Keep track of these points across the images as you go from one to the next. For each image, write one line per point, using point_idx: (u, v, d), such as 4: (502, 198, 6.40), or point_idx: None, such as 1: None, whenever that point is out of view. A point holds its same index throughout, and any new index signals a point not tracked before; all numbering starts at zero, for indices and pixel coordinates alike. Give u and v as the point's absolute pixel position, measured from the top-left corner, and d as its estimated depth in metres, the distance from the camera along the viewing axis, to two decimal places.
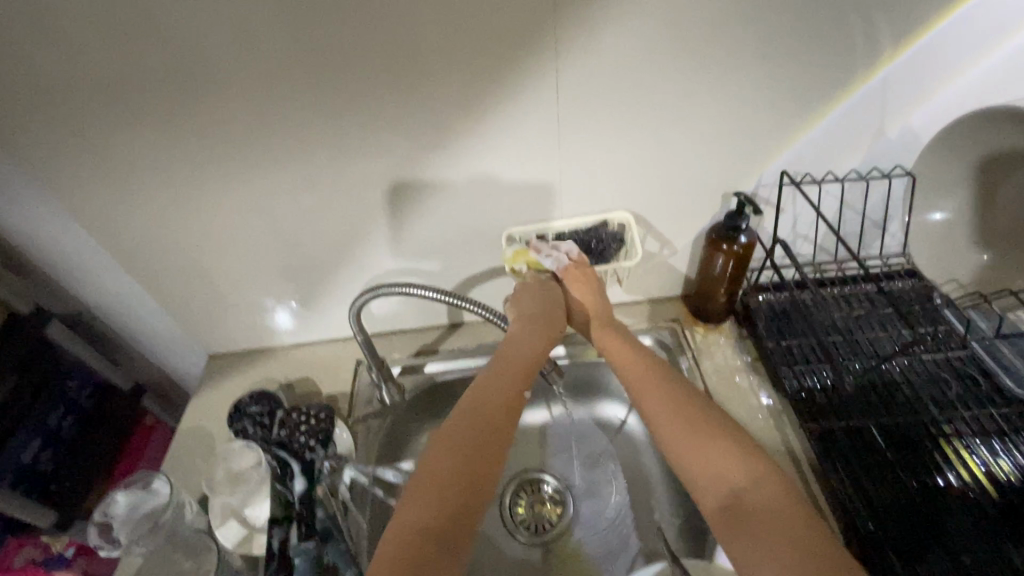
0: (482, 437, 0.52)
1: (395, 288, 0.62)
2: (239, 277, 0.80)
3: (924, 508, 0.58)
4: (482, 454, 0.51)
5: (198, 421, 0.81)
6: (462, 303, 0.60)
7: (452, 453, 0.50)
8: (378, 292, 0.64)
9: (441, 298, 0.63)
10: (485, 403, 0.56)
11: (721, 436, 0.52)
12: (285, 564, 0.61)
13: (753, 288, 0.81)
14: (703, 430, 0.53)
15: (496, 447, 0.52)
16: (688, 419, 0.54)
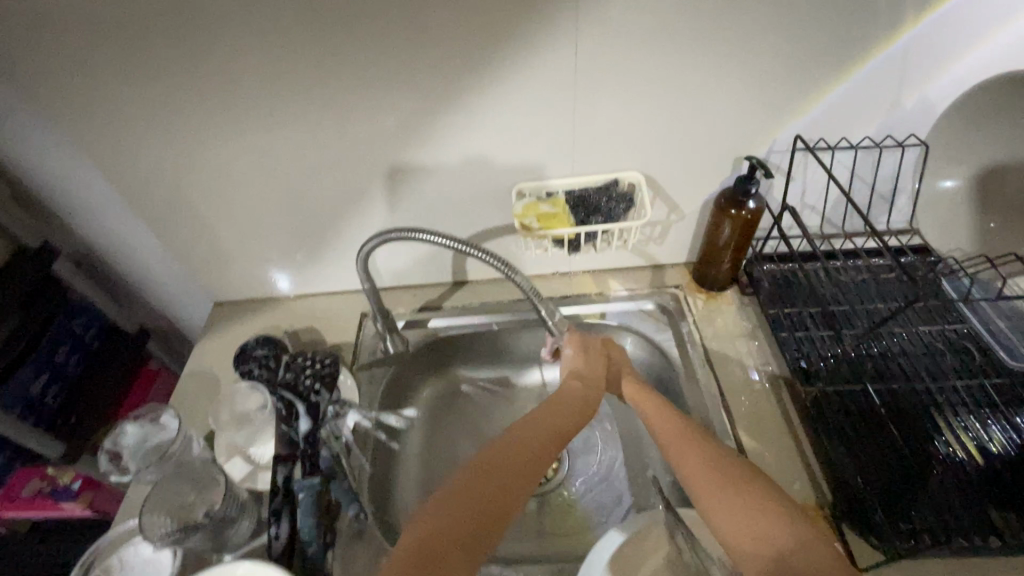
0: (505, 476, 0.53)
1: (401, 233, 0.62)
2: (247, 224, 0.80)
3: (912, 472, 0.60)
4: (502, 498, 0.51)
5: (203, 365, 0.82)
6: (472, 249, 0.60)
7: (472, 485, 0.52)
8: (386, 238, 0.64)
9: (450, 245, 0.62)
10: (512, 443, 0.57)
11: (755, 497, 0.50)
12: (289, 499, 0.62)
13: (758, 257, 0.82)
14: (737, 489, 0.51)
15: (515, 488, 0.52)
16: (722, 476, 0.52)
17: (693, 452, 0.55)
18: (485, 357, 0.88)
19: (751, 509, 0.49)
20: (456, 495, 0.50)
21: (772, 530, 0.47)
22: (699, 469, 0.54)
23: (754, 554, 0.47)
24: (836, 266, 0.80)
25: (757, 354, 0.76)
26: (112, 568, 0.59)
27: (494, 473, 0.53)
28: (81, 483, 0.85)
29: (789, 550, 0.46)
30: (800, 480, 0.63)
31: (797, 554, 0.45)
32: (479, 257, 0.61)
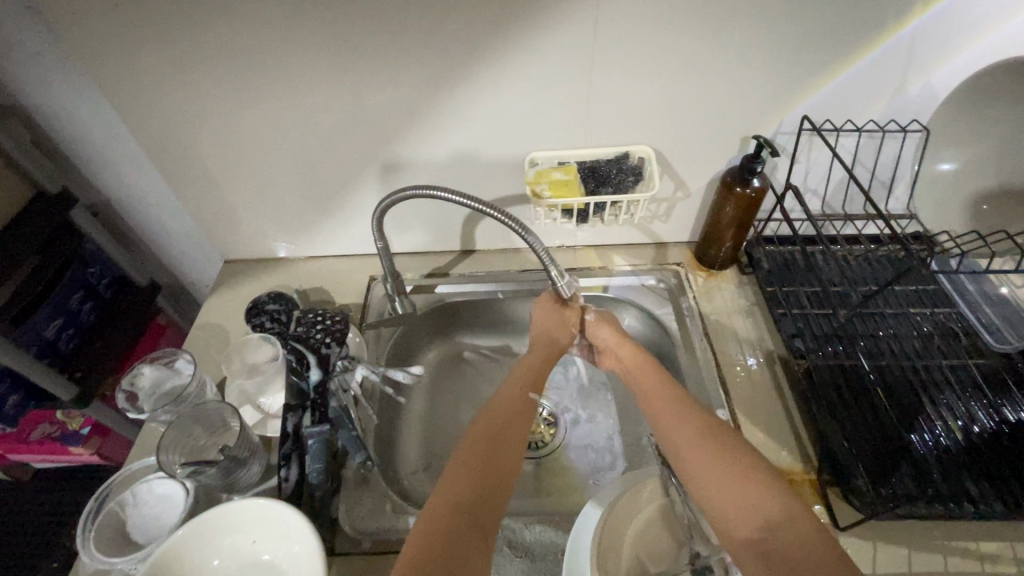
0: (494, 455, 0.54)
1: (419, 191, 0.64)
2: (262, 183, 0.81)
3: (896, 442, 0.63)
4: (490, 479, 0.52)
5: (213, 319, 0.84)
6: (485, 207, 0.62)
7: (464, 465, 0.52)
8: (404, 195, 0.65)
9: (461, 203, 0.63)
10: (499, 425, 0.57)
11: (744, 468, 0.50)
12: (298, 445, 0.65)
13: (758, 239, 0.85)
14: (726, 461, 0.51)
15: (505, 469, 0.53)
16: (710, 447, 0.52)
17: (676, 428, 0.55)
18: (488, 324, 0.91)
19: (738, 478, 0.49)
20: (455, 475, 0.52)
21: (760, 501, 0.47)
22: (684, 443, 0.54)
23: (744, 527, 0.47)
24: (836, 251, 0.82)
25: (753, 330, 0.79)
26: (126, 503, 0.62)
27: (480, 455, 0.53)
28: (89, 430, 0.89)
29: (777, 521, 0.46)
30: (788, 447, 0.67)
31: (785, 525, 0.45)
32: (491, 214, 0.62)
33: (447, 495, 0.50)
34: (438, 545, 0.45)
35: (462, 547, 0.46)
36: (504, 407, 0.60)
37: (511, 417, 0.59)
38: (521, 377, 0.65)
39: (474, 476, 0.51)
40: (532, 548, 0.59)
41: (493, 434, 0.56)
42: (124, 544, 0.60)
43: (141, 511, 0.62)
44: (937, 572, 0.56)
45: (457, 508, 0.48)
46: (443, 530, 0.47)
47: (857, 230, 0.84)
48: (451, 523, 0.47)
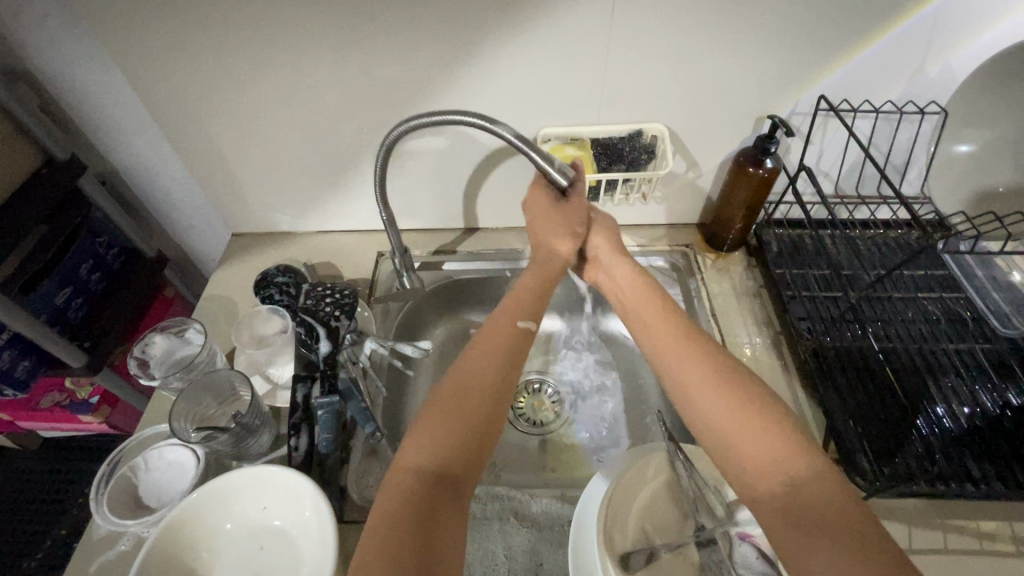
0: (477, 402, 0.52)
1: (402, 126, 0.62)
2: (272, 155, 0.80)
3: (899, 423, 0.64)
4: (471, 428, 0.51)
5: (221, 291, 0.84)
6: (452, 116, 0.60)
7: (447, 415, 0.51)
8: (392, 136, 0.63)
9: (439, 121, 0.61)
10: (485, 365, 0.56)
11: (763, 420, 0.49)
12: (308, 414, 0.66)
13: (768, 222, 0.84)
14: (743, 414, 0.50)
15: (487, 421, 0.52)
16: (730, 397, 0.51)
17: (686, 369, 0.54)
18: (495, 303, 0.91)
19: (754, 430, 0.48)
20: (439, 427, 0.51)
21: (780, 457, 0.47)
22: (699, 390, 0.52)
23: (763, 483, 0.46)
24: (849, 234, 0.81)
25: (761, 311, 0.79)
26: (138, 468, 0.62)
27: (467, 395, 0.53)
28: (99, 399, 0.90)
29: (799, 480, 0.45)
30: None
31: (802, 483, 0.45)
32: (457, 120, 0.60)
33: (427, 447, 0.49)
34: (423, 503, 0.46)
35: (447, 501, 0.47)
36: (495, 338, 0.58)
37: (504, 348, 0.57)
38: (514, 299, 0.64)
39: (466, 422, 0.51)
40: (539, 518, 0.60)
41: (481, 368, 0.55)
42: (136, 506, 0.61)
43: (153, 476, 0.62)
44: (936, 549, 0.57)
45: (431, 464, 0.48)
46: (419, 488, 0.47)
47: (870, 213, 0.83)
48: (432, 480, 0.47)
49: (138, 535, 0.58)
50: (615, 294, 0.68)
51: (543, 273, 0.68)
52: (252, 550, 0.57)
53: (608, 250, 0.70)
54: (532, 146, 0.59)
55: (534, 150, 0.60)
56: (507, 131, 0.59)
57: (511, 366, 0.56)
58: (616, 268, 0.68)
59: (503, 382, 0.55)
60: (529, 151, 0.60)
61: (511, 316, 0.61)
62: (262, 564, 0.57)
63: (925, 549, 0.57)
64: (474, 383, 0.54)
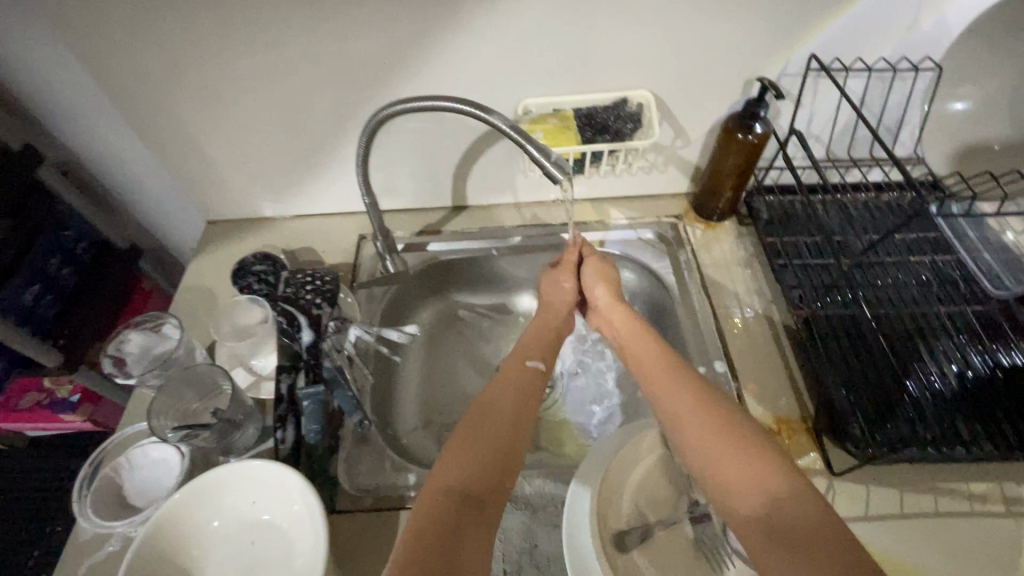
0: (496, 432, 0.51)
1: (393, 105, 0.58)
2: (240, 138, 0.77)
3: (891, 389, 0.63)
4: (495, 458, 0.49)
5: (198, 281, 0.81)
6: (446, 102, 0.57)
7: (470, 441, 0.50)
8: (370, 123, 0.60)
9: (410, 108, 0.58)
10: (501, 399, 0.55)
11: (754, 444, 0.48)
12: (295, 406, 0.64)
13: (758, 188, 0.82)
14: (733, 437, 0.49)
15: (508, 451, 0.50)
16: (722, 424, 0.50)
17: (674, 398, 0.54)
18: (482, 282, 0.89)
19: (741, 455, 0.47)
20: (460, 453, 0.49)
21: (766, 478, 0.45)
22: (689, 416, 0.52)
23: (747, 503, 0.45)
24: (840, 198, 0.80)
25: (752, 281, 0.77)
26: (121, 467, 0.61)
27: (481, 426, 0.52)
28: (81, 397, 0.88)
29: (781, 498, 0.44)
30: (786, 396, 0.66)
31: (792, 499, 0.43)
32: (452, 107, 0.57)
33: (451, 470, 0.48)
34: (443, 526, 0.43)
35: (471, 524, 0.44)
36: (509, 377, 0.58)
37: (517, 384, 0.57)
38: (524, 344, 0.64)
39: (488, 449, 0.50)
40: (532, 500, 0.59)
41: (494, 403, 0.54)
42: (121, 507, 0.59)
43: (138, 474, 0.61)
44: (927, 512, 0.57)
45: (457, 484, 0.46)
46: (449, 507, 0.45)
47: (859, 175, 0.81)
48: (452, 503, 0.45)
49: (125, 535, 0.57)
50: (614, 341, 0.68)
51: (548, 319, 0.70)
52: (243, 544, 0.56)
53: (607, 301, 0.70)
54: (530, 137, 0.56)
55: (531, 142, 0.57)
56: (509, 126, 0.56)
57: (528, 399, 0.56)
58: (613, 317, 0.68)
59: (518, 410, 0.54)
60: (526, 143, 0.57)
61: (520, 357, 0.62)
62: (254, 558, 0.56)
63: (917, 512, 0.57)
64: (492, 414, 0.53)
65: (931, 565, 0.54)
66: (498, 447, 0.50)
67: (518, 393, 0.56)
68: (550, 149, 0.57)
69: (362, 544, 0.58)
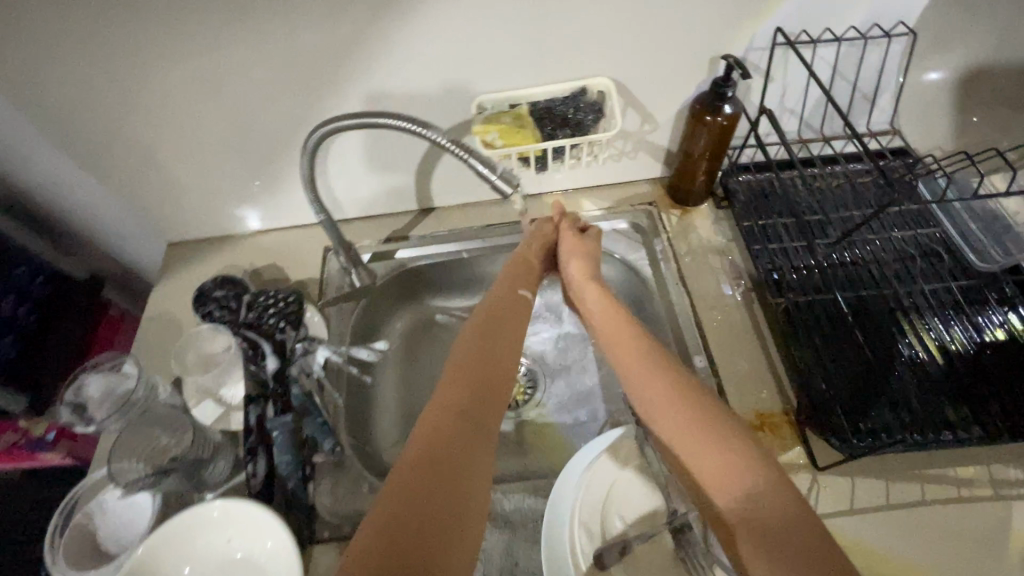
0: (487, 361, 0.54)
1: (323, 126, 0.55)
2: (187, 157, 0.73)
3: (874, 376, 0.62)
4: (490, 382, 0.53)
5: (161, 309, 0.78)
6: (374, 119, 0.53)
7: (465, 371, 0.53)
8: (312, 143, 0.57)
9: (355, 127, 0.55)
10: (492, 333, 0.58)
11: (727, 423, 0.47)
12: (263, 436, 0.62)
13: (733, 167, 0.79)
14: (704, 417, 0.48)
15: (500, 375, 0.54)
16: (691, 401, 0.49)
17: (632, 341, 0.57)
18: (457, 286, 0.87)
19: (713, 438, 0.46)
20: (456, 381, 0.52)
21: (740, 464, 0.44)
22: (662, 398, 0.51)
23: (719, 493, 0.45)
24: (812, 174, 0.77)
25: (730, 267, 0.75)
26: (93, 514, 0.59)
27: (479, 355, 0.55)
28: (56, 435, 0.84)
29: (754, 490, 0.43)
30: (768, 388, 0.64)
31: (764, 491, 0.43)
32: (386, 123, 0.54)
33: (451, 395, 0.50)
34: (450, 436, 0.46)
35: (474, 434, 0.47)
36: (501, 308, 0.62)
37: (506, 317, 0.61)
38: (510, 273, 0.67)
39: (482, 374, 0.53)
40: (511, 517, 0.58)
41: (489, 330, 0.58)
42: (94, 554, 0.58)
43: (110, 520, 0.59)
44: (915, 501, 0.56)
45: (457, 405, 0.49)
46: (450, 424, 0.47)
47: (832, 148, 0.77)
48: (453, 419, 0.48)
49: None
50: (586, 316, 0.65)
51: (525, 268, 0.68)
52: None
53: (580, 278, 0.66)
54: (476, 156, 0.54)
55: (479, 161, 0.55)
56: (444, 139, 0.54)
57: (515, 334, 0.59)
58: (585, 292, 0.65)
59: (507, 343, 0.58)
60: (474, 163, 0.55)
61: (510, 287, 0.65)
62: None
63: (905, 502, 0.56)
64: (484, 345, 0.56)
65: (919, 556, 0.53)
66: (490, 372, 0.54)
67: (510, 327, 0.60)
68: (495, 162, 0.56)
69: None
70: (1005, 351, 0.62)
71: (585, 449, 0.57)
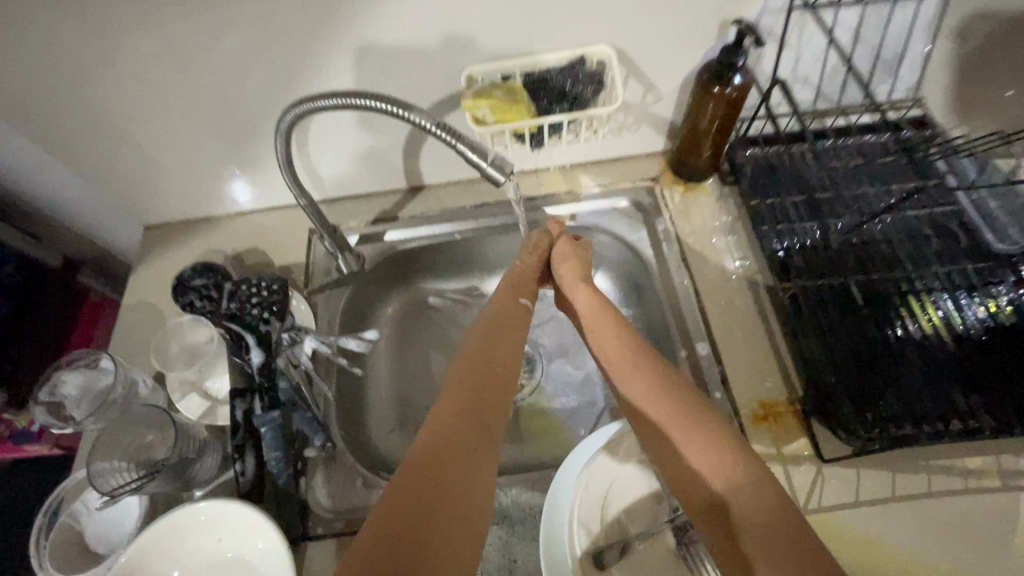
0: (490, 358, 0.53)
1: (299, 105, 0.51)
2: (157, 134, 0.68)
3: (883, 364, 0.60)
4: (493, 378, 0.51)
5: (141, 297, 0.75)
6: (356, 98, 0.50)
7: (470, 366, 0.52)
8: (284, 130, 0.53)
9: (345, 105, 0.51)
10: (497, 329, 0.57)
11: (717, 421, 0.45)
12: (252, 433, 0.60)
13: (741, 141, 0.74)
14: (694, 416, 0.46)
15: (502, 372, 0.52)
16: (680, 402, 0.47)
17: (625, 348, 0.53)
18: (450, 268, 0.83)
19: (699, 435, 0.44)
20: (460, 377, 0.51)
21: (722, 462, 0.42)
22: (654, 397, 0.48)
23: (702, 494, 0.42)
24: (823, 147, 0.73)
25: (736, 248, 0.71)
26: (79, 514, 0.58)
27: (482, 351, 0.54)
28: (40, 427, 0.81)
29: (737, 485, 0.40)
30: (773, 377, 0.62)
31: (747, 487, 0.40)
32: (367, 104, 0.50)
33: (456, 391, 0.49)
34: (455, 429, 0.45)
35: (478, 428, 0.46)
36: (499, 316, 0.58)
37: (507, 315, 0.59)
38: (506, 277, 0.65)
39: (489, 368, 0.52)
40: (509, 513, 0.57)
41: (491, 327, 0.57)
42: (82, 557, 0.56)
43: (97, 519, 0.58)
44: (921, 492, 0.55)
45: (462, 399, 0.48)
46: (456, 418, 0.46)
47: (847, 120, 0.73)
48: (457, 414, 0.47)
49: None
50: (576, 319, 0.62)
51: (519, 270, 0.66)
52: None
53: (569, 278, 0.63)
54: (467, 142, 0.51)
55: (472, 148, 0.51)
56: (429, 122, 0.51)
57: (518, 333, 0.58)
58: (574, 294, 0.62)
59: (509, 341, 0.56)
60: (466, 150, 0.51)
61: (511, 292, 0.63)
62: None
63: (910, 493, 0.55)
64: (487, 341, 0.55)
65: (923, 548, 0.52)
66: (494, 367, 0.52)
67: (514, 325, 0.58)
68: (487, 147, 0.52)
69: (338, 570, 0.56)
70: (1017, 334, 0.60)
71: (584, 446, 0.54)
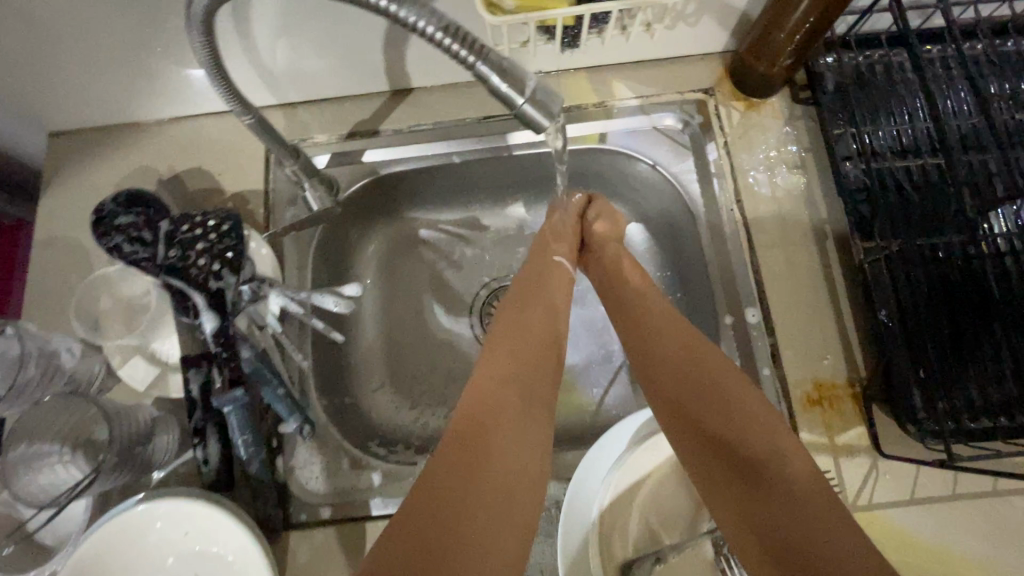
0: (526, 340, 0.50)
1: None
2: (25, 9, 0.48)
3: (966, 343, 0.50)
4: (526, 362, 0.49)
5: (55, 231, 0.59)
6: None
7: (505, 351, 0.49)
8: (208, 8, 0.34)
9: None
10: (530, 308, 0.53)
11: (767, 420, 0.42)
12: (212, 414, 0.50)
13: (832, 44, 0.58)
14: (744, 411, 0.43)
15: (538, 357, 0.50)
16: (730, 394, 0.44)
17: (668, 336, 0.49)
18: (444, 195, 0.68)
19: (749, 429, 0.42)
20: (496, 362, 0.48)
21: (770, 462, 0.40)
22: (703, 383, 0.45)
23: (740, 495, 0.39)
24: (969, 50, 0.57)
25: (801, 189, 0.58)
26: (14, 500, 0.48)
27: (518, 332, 0.51)
28: None
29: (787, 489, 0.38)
30: (833, 352, 0.53)
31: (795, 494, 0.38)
32: None
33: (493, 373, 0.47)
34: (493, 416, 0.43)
35: (517, 415, 0.44)
36: (532, 292, 0.55)
37: (539, 288, 0.55)
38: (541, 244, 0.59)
39: (523, 352, 0.49)
40: None
41: (525, 304, 0.54)
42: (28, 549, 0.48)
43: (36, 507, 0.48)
44: (982, 491, 0.49)
45: (502, 381, 0.46)
46: (494, 403, 0.44)
47: (1010, 14, 0.57)
48: (497, 396, 0.45)
49: None
50: (604, 284, 0.58)
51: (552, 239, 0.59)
52: None
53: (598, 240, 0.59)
54: (492, 62, 0.33)
55: (498, 72, 0.34)
56: (429, 26, 0.32)
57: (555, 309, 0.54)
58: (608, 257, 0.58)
59: (546, 319, 0.53)
60: (490, 75, 0.34)
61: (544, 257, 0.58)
62: None
63: (971, 492, 0.49)
64: (522, 321, 0.52)
65: (978, 553, 0.47)
66: (528, 350, 0.50)
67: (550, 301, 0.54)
68: (524, 74, 0.35)
69: (328, 561, 0.50)
70: None
71: (604, 445, 0.47)
